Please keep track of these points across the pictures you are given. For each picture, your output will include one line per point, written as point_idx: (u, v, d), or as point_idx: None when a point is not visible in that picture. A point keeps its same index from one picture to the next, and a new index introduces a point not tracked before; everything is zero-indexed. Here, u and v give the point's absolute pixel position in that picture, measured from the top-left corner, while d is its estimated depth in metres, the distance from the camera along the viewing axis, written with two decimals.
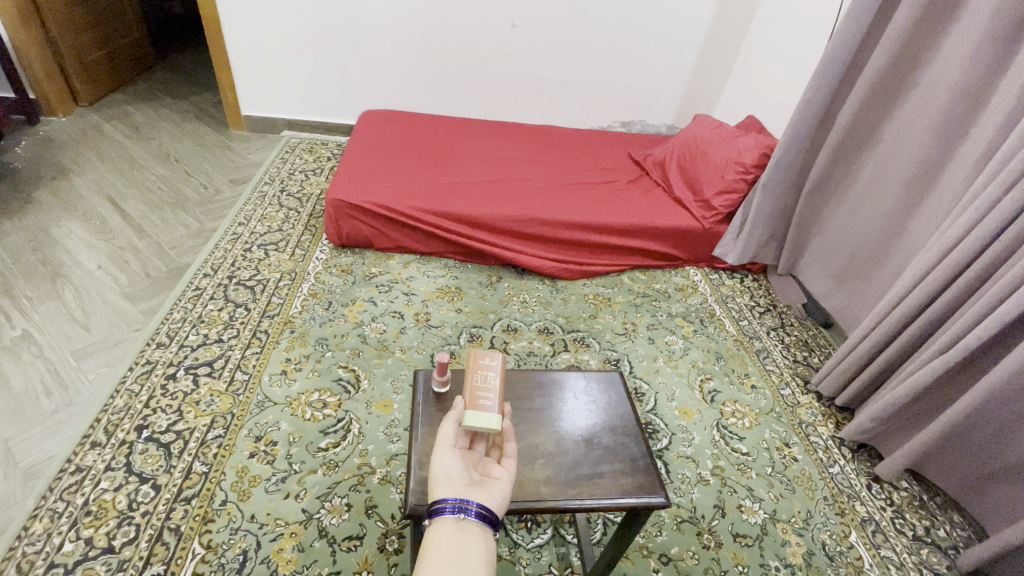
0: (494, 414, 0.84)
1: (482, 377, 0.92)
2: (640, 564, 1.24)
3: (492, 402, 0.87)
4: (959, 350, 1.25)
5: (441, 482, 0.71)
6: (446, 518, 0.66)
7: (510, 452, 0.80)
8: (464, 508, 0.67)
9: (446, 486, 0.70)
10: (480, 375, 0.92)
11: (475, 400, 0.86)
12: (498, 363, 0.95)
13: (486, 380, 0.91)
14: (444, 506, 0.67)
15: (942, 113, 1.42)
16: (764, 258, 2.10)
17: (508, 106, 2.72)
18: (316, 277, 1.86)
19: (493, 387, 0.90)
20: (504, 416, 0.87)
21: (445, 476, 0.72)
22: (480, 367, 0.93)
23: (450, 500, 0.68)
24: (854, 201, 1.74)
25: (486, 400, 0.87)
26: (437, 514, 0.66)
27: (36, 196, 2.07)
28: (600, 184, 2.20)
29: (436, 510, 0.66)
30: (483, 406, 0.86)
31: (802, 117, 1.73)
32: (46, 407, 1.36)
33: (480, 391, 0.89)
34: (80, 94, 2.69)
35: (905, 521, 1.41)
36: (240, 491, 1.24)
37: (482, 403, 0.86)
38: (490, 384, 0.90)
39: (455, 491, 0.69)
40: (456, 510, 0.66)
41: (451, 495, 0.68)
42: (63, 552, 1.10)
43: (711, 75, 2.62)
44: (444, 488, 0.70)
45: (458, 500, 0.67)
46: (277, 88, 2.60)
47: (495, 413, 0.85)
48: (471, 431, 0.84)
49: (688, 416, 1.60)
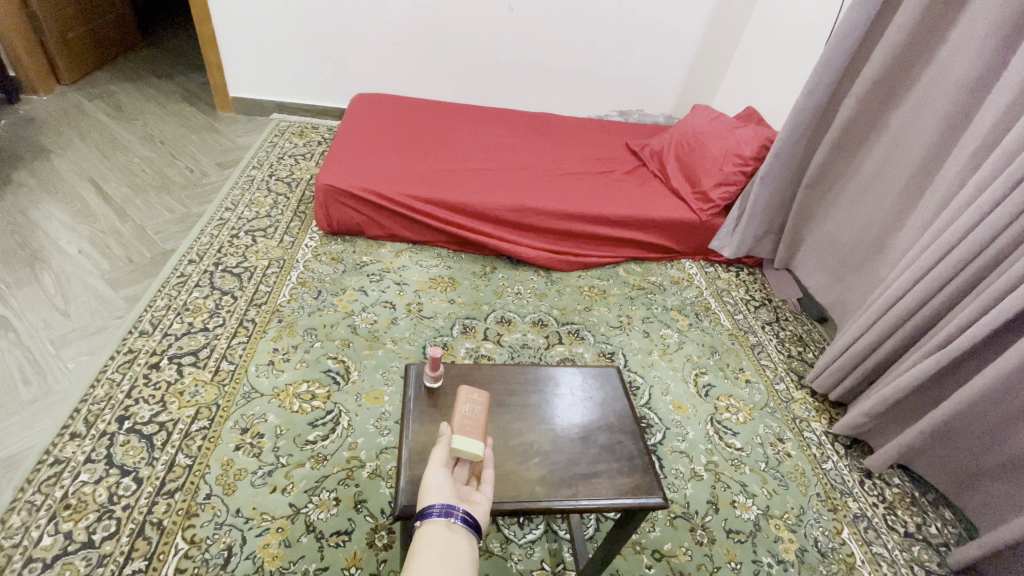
0: (478, 441, 0.81)
1: (465, 405, 0.86)
2: (633, 560, 1.23)
3: (476, 427, 0.83)
4: (956, 346, 1.24)
5: (429, 490, 0.71)
6: (434, 520, 0.67)
7: (487, 478, 0.77)
8: (451, 512, 0.68)
9: (436, 491, 0.71)
10: (465, 406, 0.86)
11: (460, 424, 0.83)
12: (483, 396, 0.90)
13: (470, 410, 0.86)
14: (431, 511, 0.68)
15: (945, 105, 1.39)
16: (760, 251, 2.08)
17: (505, 93, 2.66)
18: (305, 264, 1.81)
19: (476, 417, 0.85)
20: (487, 443, 0.83)
21: (434, 485, 0.72)
22: (463, 397, 0.88)
23: (438, 505, 0.69)
24: (853, 195, 1.71)
25: (469, 425, 0.83)
26: (425, 518, 0.67)
27: (15, 177, 2.00)
28: (596, 174, 2.16)
29: (423, 514, 0.68)
30: (468, 431, 0.82)
31: (802, 109, 1.70)
32: (24, 397, 1.31)
33: (465, 418, 0.84)
34: (61, 71, 2.60)
35: (896, 518, 1.41)
36: (225, 484, 1.21)
37: (465, 426, 0.83)
38: (473, 413, 0.86)
39: (444, 496, 0.71)
40: (443, 514, 0.67)
41: (439, 500, 0.70)
42: (41, 546, 1.06)
43: (711, 64, 2.58)
44: (432, 493, 0.71)
45: (445, 505, 0.69)
46: (266, 70, 2.52)
47: (478, 440, 0.82)
48: (455, 456, 0.81)
49: (682, 410, 1.58)
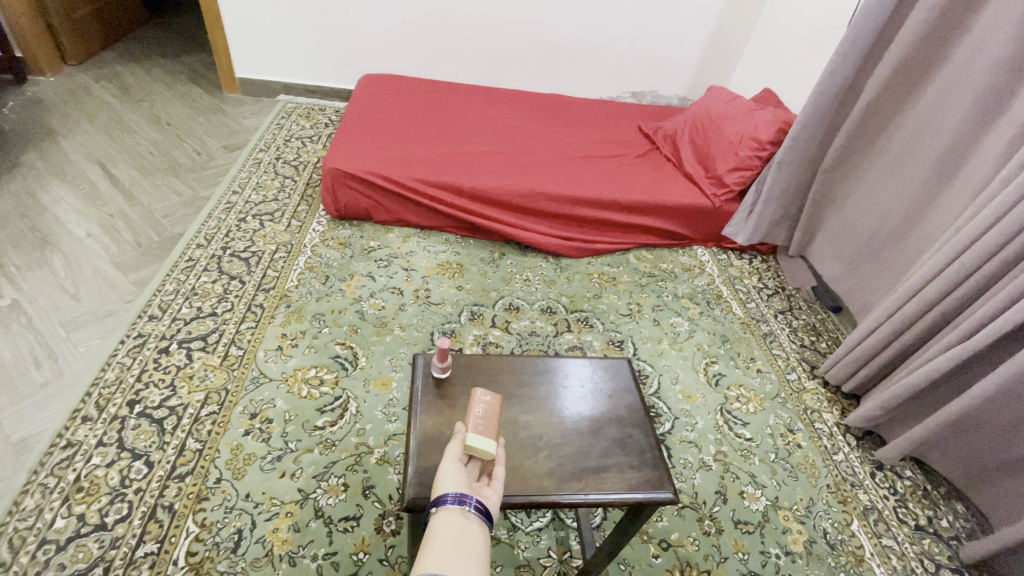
0: (490, 440, 0.80)
1: (477, 403, 0.86)
2: (639, 549, 1.23)
3: (488, 425, 0.83)
4: (978, 340, 1.20)
5: (444, 479, 0.73)
6: (447, 507, 0.69)
7: (497, 475, 0.78)
8: (465, 500, 0.70)
9: (450, 480, 0.73)
10: (477, 404, 0.85)
11: (473, 421, 0.82)
12: (494, 396, 0.88)
13: (483, 409, 0.85)
14: (445, 498, 0.70)
15: (975, 89, 1.33)
16: (776, 237, 2.03)
17: (514, 73, 2.60)
18: (313, 249, 1.80)
19: (487, 416, 0.84)
20: (498, 442, 0.83)
21: (449, 476, 0.74)
22: (475, 397, 0.87)
23: (452, 493, 0.71)
24: (874, 181, 1.66)
25: (481, 423, 0.83)
26: (439, 505, 0.69)
27: (23, 159, 1.99)
28: (608, 157, 2.12)
29: (438, 501, 0.70)
30: (481, 429, 0.81)
31: (824, 90, 1.64)
32: (36, 379, 1.32)
33: (478, 416, 0.83)
34: (67, 51, 2.57)
35: (907, 511, 1.39)
36: (235, 469, 1.22)
37: (477, 424, 0.82)
38: (484, 412, 0.84)
39: (457, 485, 0.73)
40: (457, 501, 0.69)
41: (453, 490, 0.72)
42: (54, 528, 1.08)
43: (728, 43, 2.50)
44: (446, 482, 0.73)
45: (459, 493, 0.71)
46: (272, 50, 2.48)
47: (491, 439, 0.81)
48: (468, 454, 0.81)
49: (691, 400, 1.57)
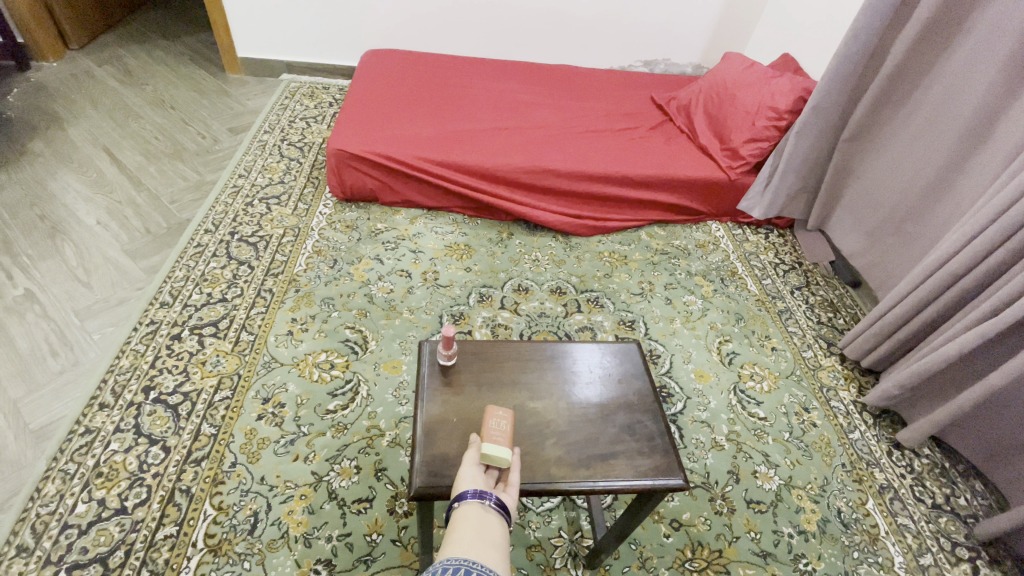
0: (504, 448, 0.80)
1: (492, 419, 0.85)
2: (651, 529, 1.23)
3: (503, 436, 0.82)
4: (1008, 315, 1.14)
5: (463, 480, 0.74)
6: (468, 502, 0.69)
7: (513, 481, 0.78)
8: (484, 496, 0.70)
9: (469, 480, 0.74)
10: (491, 416, 0.85)
11: (489, 433, 0.82)
12: (508, 410, 0.87)
13: (496, 424, 0.84)
14: (466, 493, 0.71)
15: (1010, 49, 1.24)
16: (793, 210, 1.97)
17: (521, 45, 2.52)
18: (320, 232, 1.79)
19: (502, 428, 0.84)
20: (515, 452, 0.83)
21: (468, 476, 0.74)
22: (490, 413, 0.86)
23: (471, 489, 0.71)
24: (899, 149, 1.59)
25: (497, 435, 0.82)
26: (460, 500, 0.70)
27: (30, 148, 2.00)
28: (618, 130, 2.05)
29: (458, 496, 0.70)
30: (496, 439, 0.81)
31: (847, 54, 1.55)
32: (52, 368, 1.35)
33: (492, 428, 0.83)
34: (69, 35, 2.55)
35: (924, 489, 1.37)
36: (249, 453, 1.24)
37: (493, 435, 0.82)
38: (500, 424, 0.84)
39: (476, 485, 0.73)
40: (477, 496, 0.70)
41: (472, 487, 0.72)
42: (76, 513, 1.11)
43: (744, 8, 2.39)
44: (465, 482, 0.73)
45: (478, 489, 0.71)
46: (273, 29, 2.43)
47: (504, 447, 0.81)
48: (485, 464, 0.81)
49: (703, 379, 1.55)
